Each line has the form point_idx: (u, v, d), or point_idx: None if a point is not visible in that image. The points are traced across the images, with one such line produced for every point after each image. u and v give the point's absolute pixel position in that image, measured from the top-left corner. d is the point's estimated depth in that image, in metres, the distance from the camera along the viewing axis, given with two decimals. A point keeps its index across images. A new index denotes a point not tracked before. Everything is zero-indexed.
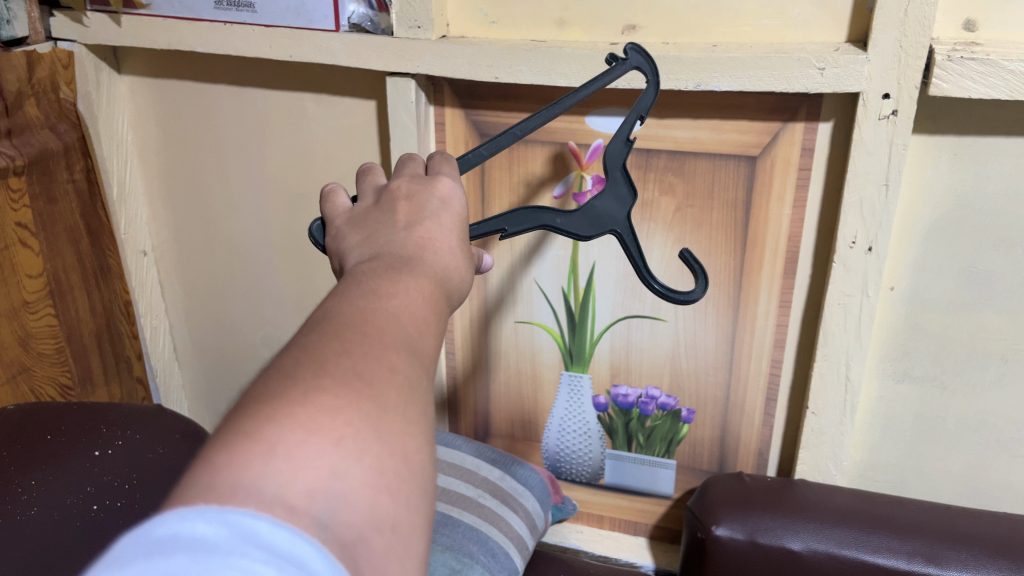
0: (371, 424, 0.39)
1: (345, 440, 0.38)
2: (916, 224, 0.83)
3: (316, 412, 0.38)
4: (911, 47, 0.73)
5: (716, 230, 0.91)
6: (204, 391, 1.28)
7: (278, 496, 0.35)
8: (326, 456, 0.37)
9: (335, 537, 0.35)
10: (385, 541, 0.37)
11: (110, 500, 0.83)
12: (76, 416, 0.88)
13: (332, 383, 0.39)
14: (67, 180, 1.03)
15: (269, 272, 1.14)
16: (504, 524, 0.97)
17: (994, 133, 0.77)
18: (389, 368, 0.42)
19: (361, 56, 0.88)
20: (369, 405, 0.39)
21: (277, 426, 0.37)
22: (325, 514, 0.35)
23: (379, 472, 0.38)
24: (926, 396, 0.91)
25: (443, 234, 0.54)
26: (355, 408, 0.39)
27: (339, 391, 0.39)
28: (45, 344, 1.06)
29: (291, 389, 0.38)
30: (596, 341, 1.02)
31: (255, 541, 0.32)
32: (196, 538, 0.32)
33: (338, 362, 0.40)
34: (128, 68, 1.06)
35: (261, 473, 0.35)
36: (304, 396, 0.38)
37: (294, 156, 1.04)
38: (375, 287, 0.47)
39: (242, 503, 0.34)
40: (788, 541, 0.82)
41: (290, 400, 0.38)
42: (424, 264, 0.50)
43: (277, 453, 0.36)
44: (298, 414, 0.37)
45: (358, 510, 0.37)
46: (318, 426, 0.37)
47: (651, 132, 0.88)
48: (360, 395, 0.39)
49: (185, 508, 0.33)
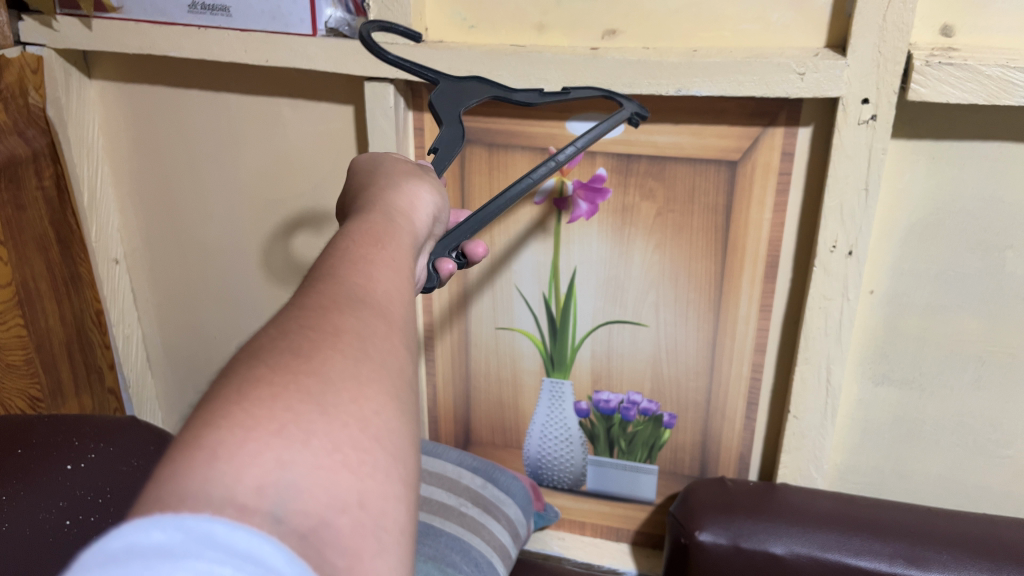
0: (313, 401, 0.35)
1: (287, 428, 0.34)
2: (893, 227, 0.84)
3: (253, 406, 0.34)
4: (890, 52, 0.73)
5: (697, 236, 0.91)
6: (177, 399, 1.26)
7: (227, 498, 0.31)
8: (270, 448, 0.33)
9: (292, 530, 0.31)
10: (353, 521, 0.33)
11: (84, 515, 0.81)
12: (48, 429, 0.86)
13: (267, 370, 0.36)
14: (35, 187, 1.01)
15: (245, 281, 1.12)
16: (486, 533, 0.96)
17: (971, 137, 0.78)
18: (332, 331, 0.39)
19: (338, 59, 0.87)
20: (309, 380, 0.36)
21: (215, 428, 0.33)
22: (277, 507, 0.32)
23: (333, 447, 0.35)
24: (905, 398, 0.91)
25: (371, 180, 0.57)
26: (291, 388, 0.36)
27: (277, 377, 0.36)
28: (13, 355, 1.04)
29: (234, 385, 0.35)
30: (577, 347, 1.02)
31: (211, 544, 0.29)
32: (151, 547, 0.29)
33: (272, 346, 0.38)
34: (99, 73, 1.04)
35: (204, 477, 0.31)
36: (246, 390, 0.35)
37: (270, 162, 1.02)
38: (323, 267, 0.44)
39: (194, 508, 0.30)
40: (771, 546, 0.82)
41: (231, 399, 0.34)
42: (368, 207, 0.52)
43: (219, 456, 0.32)
44: (235, 414, 0.34)
45: (316, 496, 0.33)
46: (255, 421, 0.34)
47: (632, 138, 0.88)
48: (297, 372, 0.36)
49: (142, 518, 0.30)
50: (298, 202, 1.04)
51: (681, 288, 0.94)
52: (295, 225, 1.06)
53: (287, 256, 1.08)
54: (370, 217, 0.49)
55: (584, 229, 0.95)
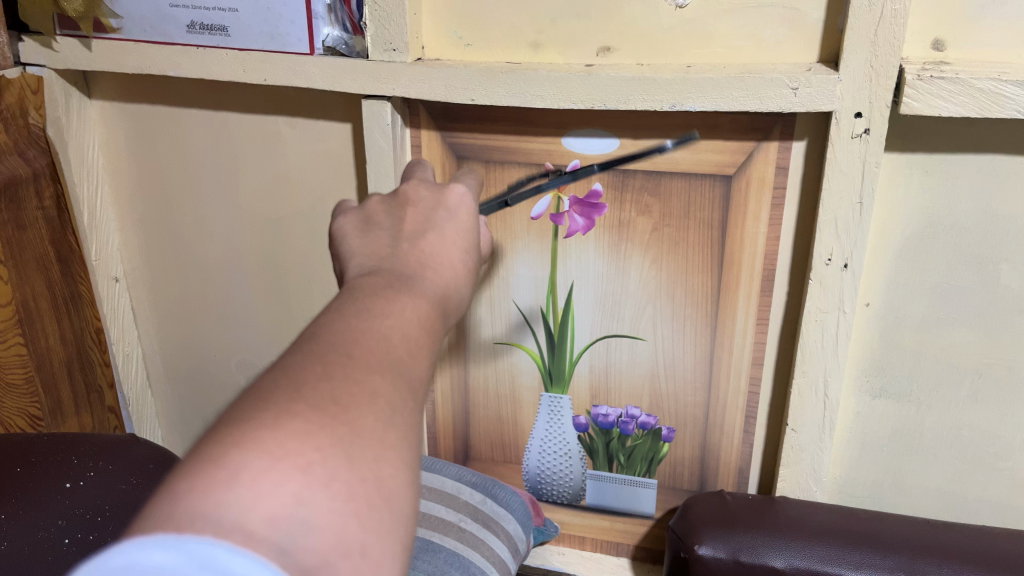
0: (342, 450, 0.37)
1: (314, 465, 0.36)
2: (889, 240, 0.84)
3: (284, 437, 0.36)
4: (882, 66, 0.74)
5: (692, 251, 0.91)
6: (179, 418, 1.26)
7: (237, 523, 0.33)
8: (291, 482, 0.35)
9: (297, 563, 0.33)
10: (354, 566, 0.35)
11: (83, 533, 0.81)
12: (47, 448, 0.87)
13: (305, 408, 0.38)
14: (36, 207, 1.03)
15: (245, 299, 1.12)
16: (485, 548, 0.95)
17: (964, 150, 0.79)
18: (370, 392, 0.40)
19: (336, 78, 0.87)
20: (342, 430, 0.38)
21: (241, 452, 0.35)
22: (285, 540, 0.34)
23: (349, 495, 0.37)
24: (902, 412, 0.91)
25: (446, 254, 0.52)
26: (324, 431, 0.37)
27: (312, 415, 0.38)
28: (13, 374, 1.05)
29: (261, 413, 0.37)
30: (576, 362, 1.02)
31: (210, 567, 0.31)
32: (152, 567, 0.31)
33: (315, 384, 0.39)
34: (100, 94, 1.05)
35: (220, 501, 0.33)
36: (273, 420, 0.37)
37: (270, 182, 1.03)
38: (343, 301, 0.46)
39: (200, 531, 0.32)
40: (771, 560, 0.82)
41: (258, 425, 0.36)
42: (410, 280, 0.49)
43: (240, 480, 0.34)
44: (264, 440, 0.36)
45: (324, 535, 0.35)
46: (284, 452, 0.36)
47: (629, 153, 0.89)
48: (333, 420, 0.38)
49: (142, 536, 0.32)
50: (298, 220, 1.04)
51: (678, 302, 0.94)
52: (294, 243, 1.06)
53: (287, 273, 1.08)
54: (403, 260, 0.51)
55: (580, 244, 0.95)
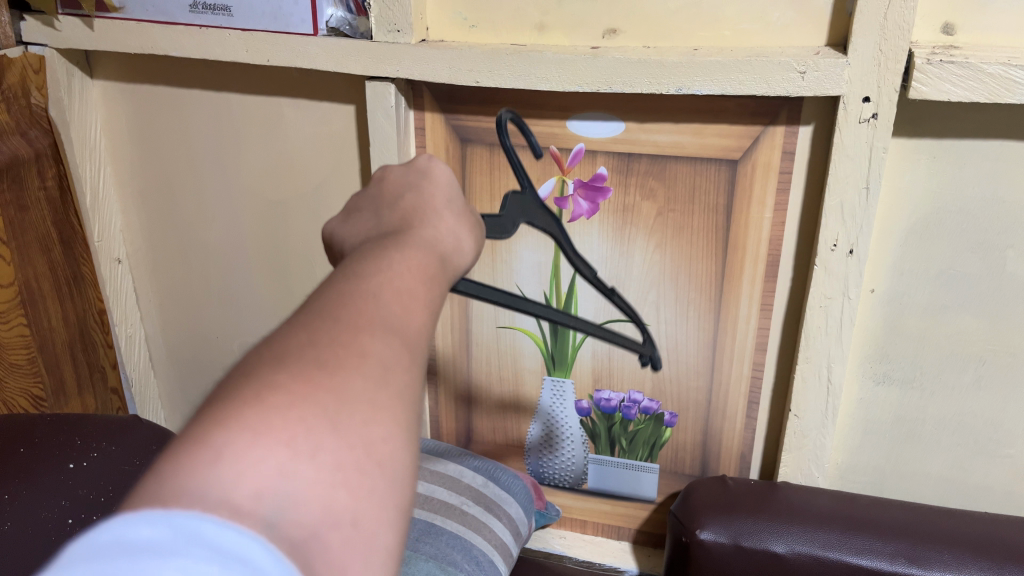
0: (330, 418, 0.36)
1: (299, 436, 0.35)
2: (895, 226, 0.84)
3: (266, 410, 0.35)
4: (891, 50, 0.73)
5: (697, 235, 0.91)
6: (181, 400, 1.26)
7: (222, 499, 0.32)
8: (275, 455, 0.34)
9: (285, 537, 0.32)
10: (344, 537, 0.34)
11: (85, 514, 0.81)
12: (49, 430, 0.87)
13: (289, 377, 0.37)
14: (38, 187, 1.03)
15: (247, 281, 1.12)
16: (488, 532, 0.95)
17: (972, 135, 0.78)
18: (360, 352, 0.39)
19: (340, 59, 0.87)
20: (329, 397, 0.37)
21: (223, 428, 0.34)
22: (273, 513, 0.33)
23: (338, 464, 0.35)
24: (905, 398, 0.91)
25: (440, 215, 0.52)
26: (309, 399, 0.36)
27: (296, 386, 0.36)
28: (16, 355, 1.05)
29: (245, 388, 0.36)
30: (579, 346, 1.02)
31: (197, 542, 0.30)
32: (138, 543, 0.30)
33: (300, 353, 0.38)
34: (101, 73, 1.04)
35: (205, 478, 0.32)
36: (256, 393, 0.36)
37: (272, 164, 1.02)
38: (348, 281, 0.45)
39: (187, 506, 0.31)
40: (772, 545, 0.82)
41: (241, 400, 0.35)
42: (404, 239, 0.49)
43: (222, 455, 0.33)
44: (247, 414, 0.35)
45: (311, 507, 0.34)
46: (267, 425, 0.35)
47: (634, 137, 0.88)
48: (318, 387, 0.37)
49: (129, 513, 0.31)
50: (301, 203, 1.04)
51: (682, 287, 0.94)
52: (297, 226, 1.06)
53: (290, 256, 1.08)
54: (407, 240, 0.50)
55: (584, 229, 0.95)
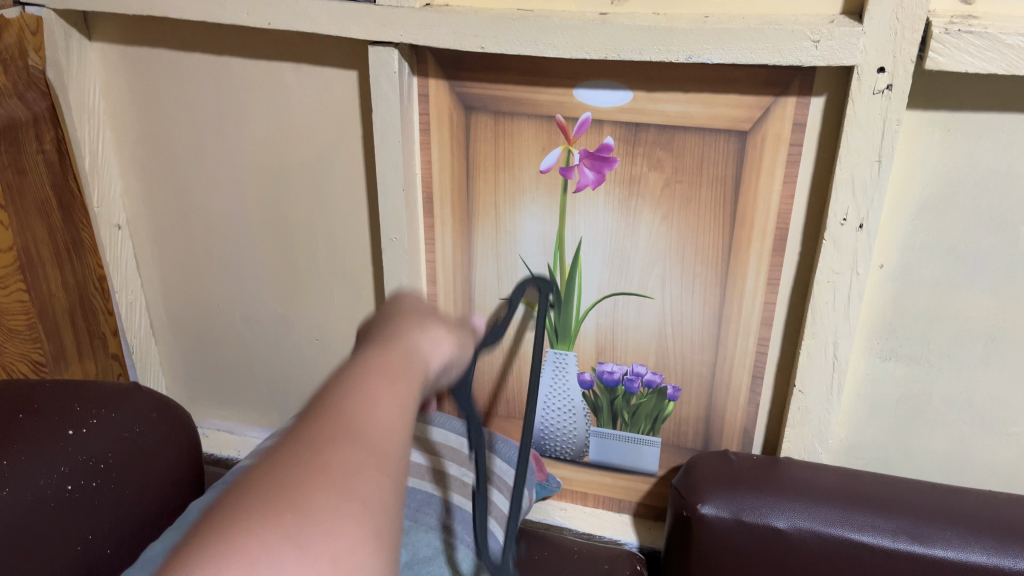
0: (334, 499, 0.34)
1: (308, 528, 0.33)
2: (906, 201, 0.82)
3: (265, 508, 0.33)
4: (908, 19, 0.71)
5: (704, 207, 0.89)
6: (183, 367, 1.25)
7: None
8: (287, 553, 0.31)
9: None
10: None
11: (87, 480, 0.83)
12: (48, 396, 0.87)
13: (279, 469, 0.35)
14: (36, 150, 1.01)
15: (248, 249, 1.11)
16: (487, 502, 0.97)
17: (988, 108, 0.76)
18: (343, 426, 0.38)
19: (343, 23, 0.85)
20: (328, 477, 0.35)
21: (226, 540, 0.31)
22: None
23: (355, 548, 0.33)
24: (912, 375, 0.90)
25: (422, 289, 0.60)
26: (306, 490, 0.34)
27: (291, 474, 0.34)
28: (16, 320, 1.03)
29: (234, 494, 0.34)
30: (582, 319, 1.01)
31: None
32: None
33: (285, 447, 0.36)
34: (99, 35, 1.02)
35: None
36: (249, 495, 0.33)
37: (273, 131, 1.01)
38: None
39: None
40: (773, 520, 0.82)
41: (236, 505, 0.33)
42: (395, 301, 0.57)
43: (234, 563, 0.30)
44: (246, 518, 0.32)
45: None
46: (273, 525, 0.32)
47: (642, 106, 0.87)
48: (316, 473, 0.35)
49: None
50: (303, 170, 1.02)
51: (688, 260, 0.93)
52: (299, 194, 1.04)
53: (291, 225, 1.07)
54: None
55: (589, 200, 0.94)
